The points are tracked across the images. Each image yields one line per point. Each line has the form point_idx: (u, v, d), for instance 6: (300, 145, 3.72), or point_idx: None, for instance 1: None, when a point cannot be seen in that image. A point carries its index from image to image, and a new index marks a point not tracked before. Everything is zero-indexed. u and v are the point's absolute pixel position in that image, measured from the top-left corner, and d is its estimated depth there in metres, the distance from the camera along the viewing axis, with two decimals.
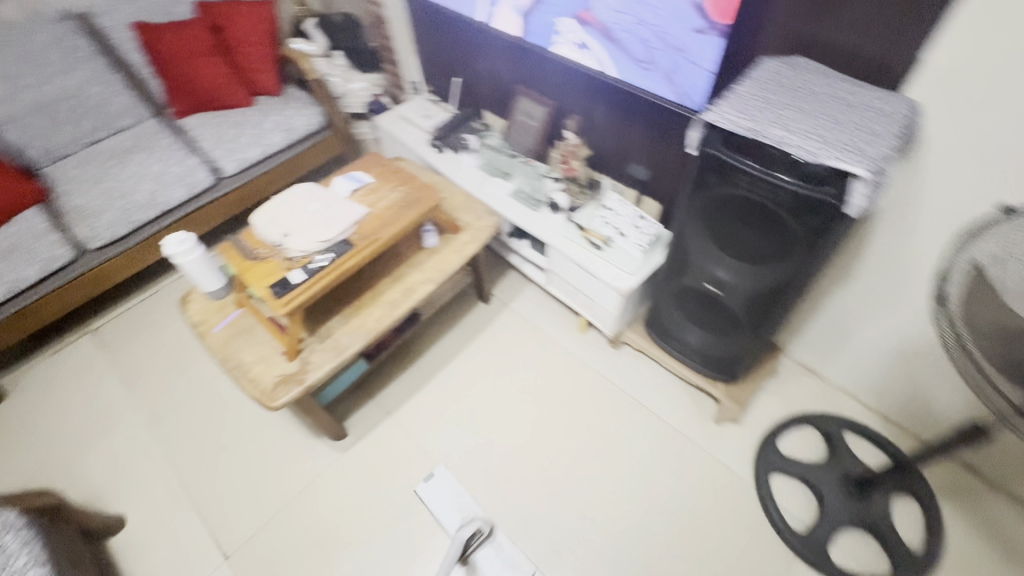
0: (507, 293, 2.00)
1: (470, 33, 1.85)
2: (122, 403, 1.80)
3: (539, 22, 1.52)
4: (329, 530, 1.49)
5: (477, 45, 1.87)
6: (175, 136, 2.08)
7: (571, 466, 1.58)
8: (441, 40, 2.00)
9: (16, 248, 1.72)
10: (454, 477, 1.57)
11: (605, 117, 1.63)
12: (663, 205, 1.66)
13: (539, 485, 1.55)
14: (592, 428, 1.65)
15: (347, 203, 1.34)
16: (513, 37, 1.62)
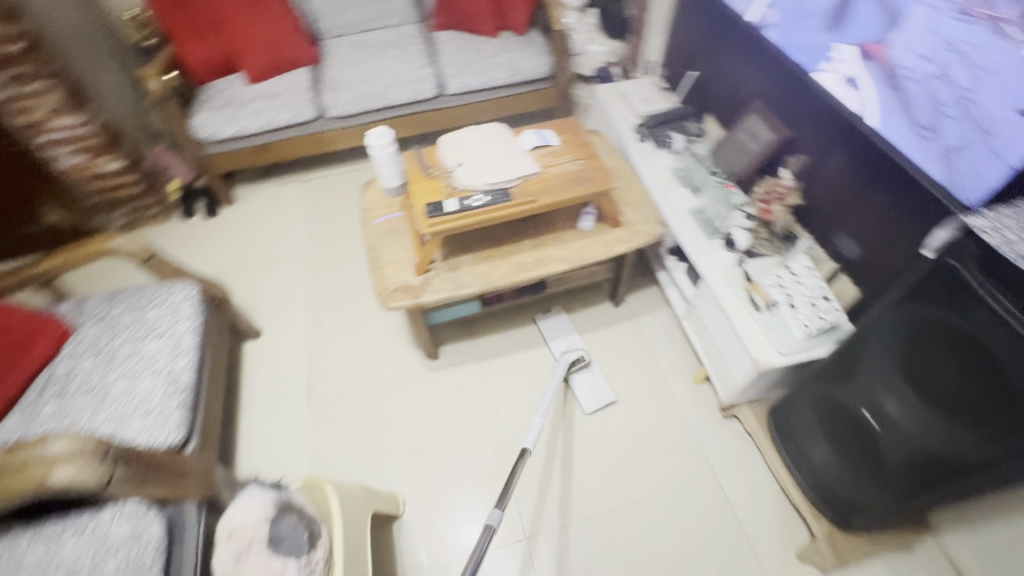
0: (640, 306, 1.88)
1: (729, 30, 1.67)
2: (300, 246, 2.18)
3: (817, 42, 1.32)
4: (387, 427, 1.64)
5: (732, 45, 1.67)
6: (424, 45, 2.31)
7: (615, 503, 1.48)
8: (698, 29, 1.85)
9: (281, 94, 2.11)
10: (504, 447, 1.59)
11: (840, 170, 1.36)
12: (861, 296, 1.36)
13: (574, 501, 1.48)
14: (655, 478, 1.52)
15: (525, 157, 1.35)
16: (779, 49, 1.44)
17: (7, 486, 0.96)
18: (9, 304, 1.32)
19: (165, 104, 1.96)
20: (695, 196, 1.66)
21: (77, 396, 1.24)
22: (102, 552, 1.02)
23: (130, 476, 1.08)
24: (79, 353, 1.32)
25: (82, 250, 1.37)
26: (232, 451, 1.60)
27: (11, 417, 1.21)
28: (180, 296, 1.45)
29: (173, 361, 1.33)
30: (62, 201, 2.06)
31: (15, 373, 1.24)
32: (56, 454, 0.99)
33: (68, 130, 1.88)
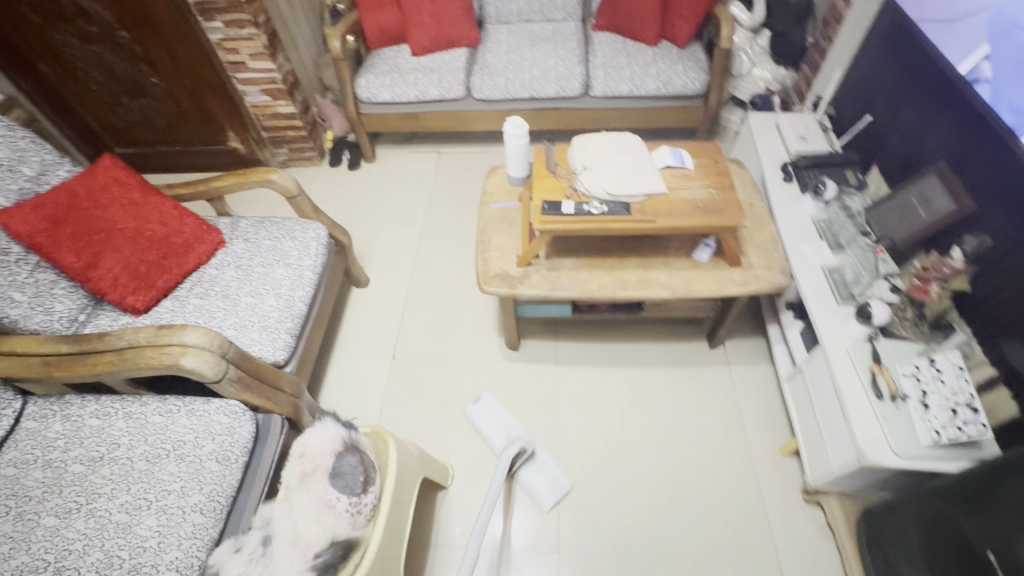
0: (738, 354, 1.74)
1: (921, 77, 1.46)
2: (419, 213, 2.32)
3: None
4: (454, 401, 1.71)
5: (922, 94, 1.46)
6: (581, 43, 2.31)
7: (656, 549, 1.41)
8: (884, 71, 1.64)
9: (438, 70, 2.25)
10: (558, 455, 1.58)
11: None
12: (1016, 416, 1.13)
13: (615, 533, 1.44)
14: (706, 541, 1.42)
15: (654, 174, 1.29)
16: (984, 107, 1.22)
17: (150, 358, 1.16)
18: (186, 207, 1.56)
19: (340, 63, 2.18)
20: (834, 253, 1.50)
21: (216, 299, 1.45)
22: (204, 435, 1.19)
23: (238, 379, 1.24)
24: (226, 263, 1.53)
25: (248, 177, 1.57)
26: (319, 381, 1.77)
27: (166, 301, 1.44)
28: (312, 234, 1.62)
29: (293, 289, 1.49)
30: (240, 133, 2.37)
31: (177, 265, 1.47)
32: (190, 343, 1.17)
33: (261, 73, 2.16)
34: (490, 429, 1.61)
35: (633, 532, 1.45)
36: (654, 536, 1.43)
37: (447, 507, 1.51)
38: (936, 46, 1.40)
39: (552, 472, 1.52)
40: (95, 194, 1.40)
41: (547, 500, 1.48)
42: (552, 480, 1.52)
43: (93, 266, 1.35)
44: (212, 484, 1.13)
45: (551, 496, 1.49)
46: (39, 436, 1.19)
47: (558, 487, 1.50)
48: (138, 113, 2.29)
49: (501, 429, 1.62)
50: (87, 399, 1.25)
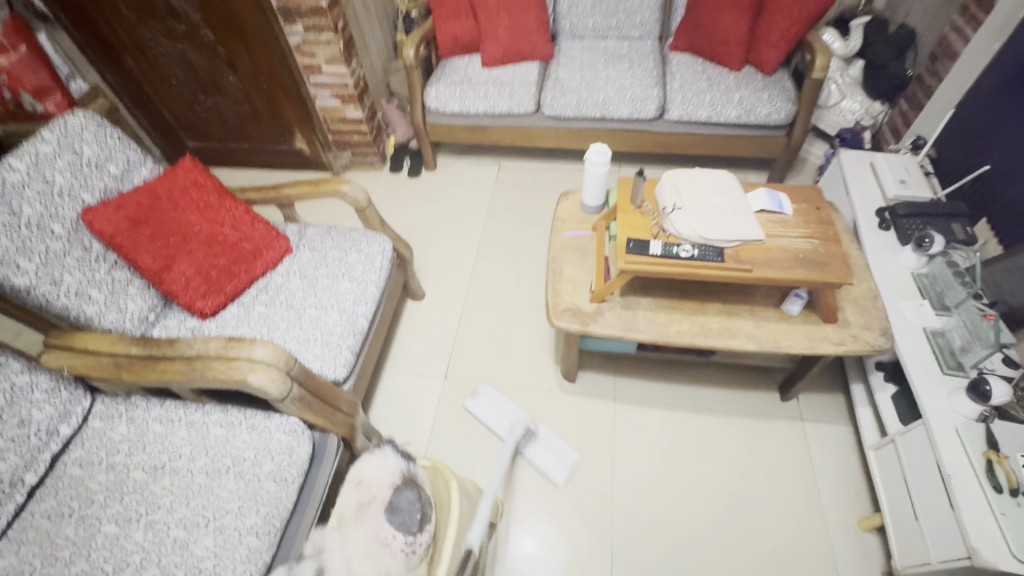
0: (813, 410, 1.62)
1: None
2: (477, 227, 2.28)
3: None
4: (505, 429, 1.65)
5: None
6: (658, 64, 2.22)
7: None
8: (1002, 115, 1.49)
9: (509, 83, 2.20)
10: (613, 499, 1.51)
11: None
12: None
13: None
14: None
15: (751, 219, 1.19)
16: None
17: (218, 371, 1.14)
18: (258, 212, 1.55)
19: (412, 71, 2.16)
20: (938, 314, 1.38)
21: (281, 309, 1.44)
22: (263, 453, 1.17)
23: (300, 397, 1.22)
24: (291, 272, 1.52)
25: (319, 187, 1.55)
26: (370, 395, 1.74)
27: (232, 307, 1.44)
28: (377, 248, 1.59)
29: (356, 305, 1.46)
30: (307, 135, 2.38)
31: (245, 272, 1.46)
32: (258, 358, 1.15)
33: (334, 77, 2.16)
34: (492, 419, 1.65)
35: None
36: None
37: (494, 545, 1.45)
38: None
39: (561, 449, 1.57)
40: (174, 195, 1.41)
41: (557, 474, 1.53)
42: (559, 455, 1.57)
43: (167, 268, 1.35)
44: (268, 505, 1.11)
45: (561, 470, 1.54)
46: (104, 437, 1.19)
47: (567, 462, 1.55)
48: (212, 110, 2.34)
49: (501, 415, 1.66)
50: (152, 403, 1.25)
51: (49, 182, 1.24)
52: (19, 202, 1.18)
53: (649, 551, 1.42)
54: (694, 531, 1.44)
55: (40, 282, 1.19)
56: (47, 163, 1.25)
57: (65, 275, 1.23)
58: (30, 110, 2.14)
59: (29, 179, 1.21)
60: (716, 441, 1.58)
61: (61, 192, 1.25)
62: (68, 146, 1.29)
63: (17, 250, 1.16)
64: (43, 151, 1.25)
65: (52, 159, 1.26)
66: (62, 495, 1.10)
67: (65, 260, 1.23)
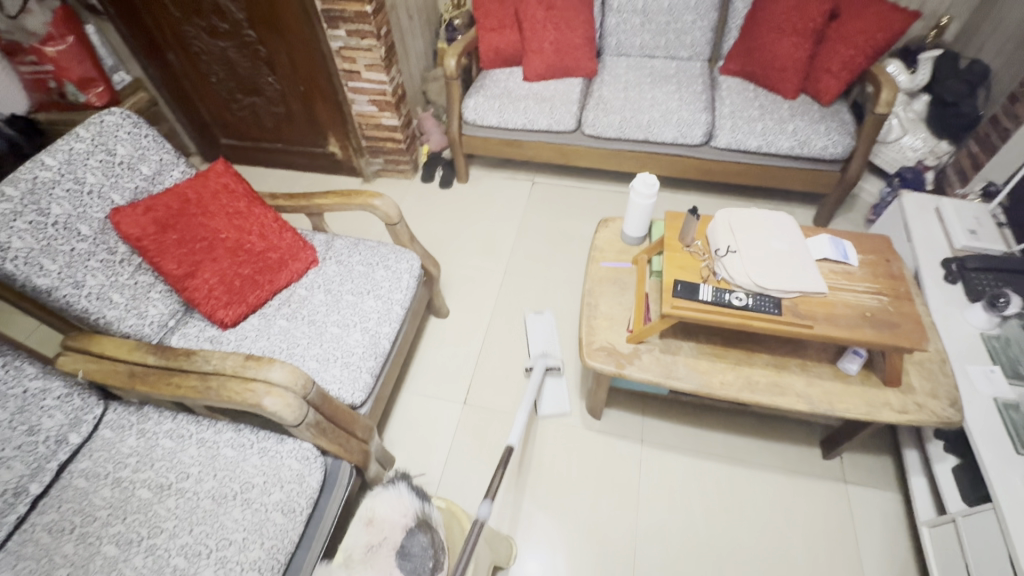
0: (858, 472, 1.49)
1: None
2: (506, 244, 2.21)
3: None
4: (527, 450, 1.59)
5: None
6: (707, 88, 2.13)
7: None
8: None
9: (550, 99, 2.13)
10: (634, 551, 1.40)
11: None
12: None
13: None
14: None
15: (813, 268, 1.10)
16: None
17: (233, 392, 1.09)
18: (287, 221, 1.51)
19: (452, 81, 2.11)
20: (1010, 384, 1.24)
21: (302, 324, 1.39)
22: (273, 480, 1.11)
23: (315, 423, 1.16)
24: (315, 285, 1.47)
25: (350, 200, 1.50)
26: (386, 414, 1.68)
27: (253, 318, 1.39)
28: (405, 265, 1.53)
29: (380, 325, 1.40)
30: (341, 139, 2.34)
31: (269, 282, 1.42)
32: (275, 381, 1.10)
33: (373, 84, 2.12)
34: (535, 340, 1.78)
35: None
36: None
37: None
38: None
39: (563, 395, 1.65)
40: (204, 199, 1.37)
41: (547, 409, 1.63)
42: (560, 401, 1.64)
43: (191, 275, 1.31)
44: (274, 539, 1.04)
45: (553, 408, 1.63)
46: (113, 448, 1.15)
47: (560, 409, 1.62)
48: (249, 109, 2.32)
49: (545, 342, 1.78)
50: (164, 416, 1.20)
51: (80, 181, 1.21)
52: (48, 201, 1.15)
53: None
54: None
55: (62, 284, 1.15)
56: (80, 161, 1.22)
57: (87, 278, 1.20)
58: (74, 100, 2.18)
59: (60, 177, 1.18)
60: (749, 497, 1.47)
61: (91, 191, 1.23)
62: (102, 145, 1.27)
63: (42, 250, 1.13)
64: (77, 149, 1.23)
65: (85, 157, 1.23)
66: (64, 509, 1.06)
67: (89, 261, 1.20)
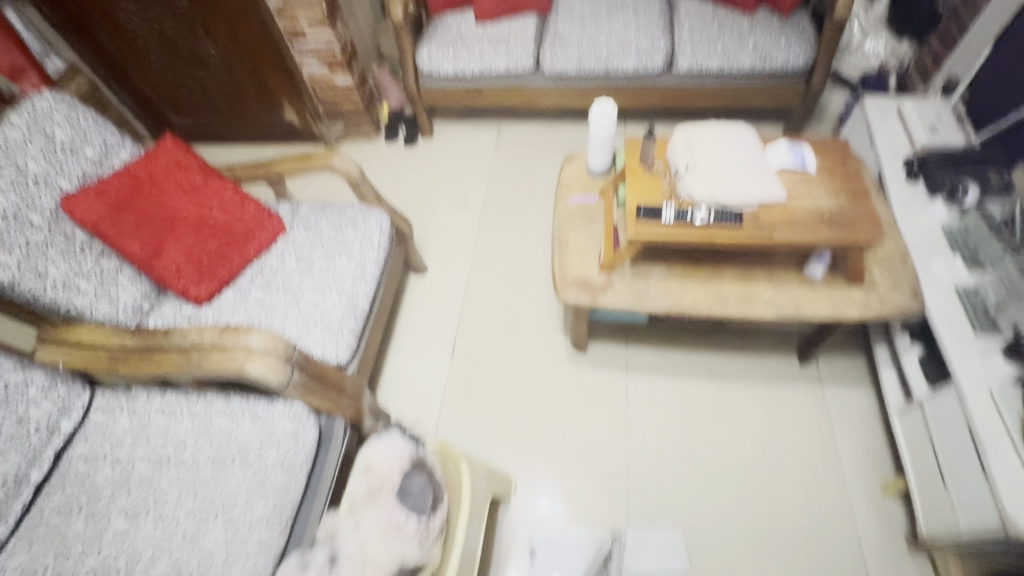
0: (833, 374, 1.57)
1: None
2: (478, 196, 2.18)
3: None
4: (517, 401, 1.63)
5: None
6: (665, 10, 2.05)
7: (771, 528, 1.37)
8: None
9: (505, 40, 2.05)
10: (664, 449, 1.51)
11: None
12: None
13: (738, 523, 1.38)
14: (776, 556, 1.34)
15: (771, 178, 1.11)
16: None
17: (214, 362, 1.10)
18: (247, 191, 1.48)
19: (401, 32, 2.00)
20: (970, 271, 1.28)
21: (277, 292, 1.38)
22: (268, 442, 1.14)
23: (302, 384, 1.17)
24: (286, 252, 1.46)
25: (310, 163, 1.47)
26: (377, 374, 1.71)
27: (228, 293, 1.38)
28: (374, 224, 1.52)
29: (356, 285, 1.40)
30: (296, 107, 2.27)
31: (238, 255, 1.40)
32: (254, 347, 1.11)
33: (319, 43, 2.03)
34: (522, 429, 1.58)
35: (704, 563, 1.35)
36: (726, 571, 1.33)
37: (509, 547, 1.41)
38: None
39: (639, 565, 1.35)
40: (157, 177, 1.35)
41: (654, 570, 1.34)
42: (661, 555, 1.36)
43: (156, 255, 1.31)
44: (277, 495, 1.09)
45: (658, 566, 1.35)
46: (107, 431, 1.17)
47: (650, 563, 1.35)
48: (195, 84, 2.23)
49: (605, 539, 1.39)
50: (152, 395, 1.22)
51: (22, 169, 1.18)
52: None
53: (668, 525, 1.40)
54: (713, 501, 1.42)
55: (24, 276, 1.12)
56: (18, 149, 1.18)
57: (50, 268, 1.17)
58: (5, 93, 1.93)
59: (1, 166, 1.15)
60: (731, 409, 1.55)
61: (36, 180, 1.20)
62: (39, 130, 1.22)
63: None
64: (11, 136, 1.18)
65: (23, 145, 1.19)
66: (69, 492, 1.10)
67: (48, 252, 1.18)
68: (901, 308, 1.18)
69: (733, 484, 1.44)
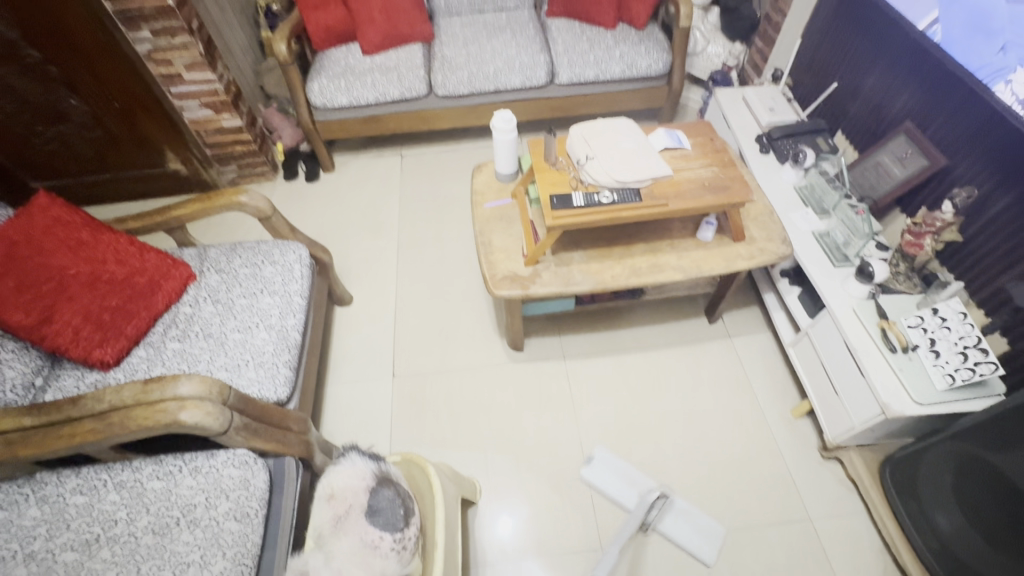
0: (736, 327, 1.79)
1: (865, 41, 1.56)
2: (392, 221, 2.20)
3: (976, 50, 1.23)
4: (468, 408, 1.65)
5: (864, 59, 1.57)
6: (539, 31, 2.25)
7: (716, 470, 1.51)
8: (823, 40, 1.75)
9: (395, 68, 2.12)
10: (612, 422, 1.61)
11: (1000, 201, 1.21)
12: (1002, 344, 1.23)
13: (690, 472, 1.51)
14: (726, 493, 1.48)
15: (657, 158, 1.28)
16: (934, 54, 1.31)
17: (142, 419, 1.01)
18: (144, 240, 1.38)
19: (289, 68, 1.99)
20: (820, 219, 1.55)
21: (198, 340, 1.30)
22: (215, 493, 1.06)
23: (245, 425, 1.11)
24: (200, 298, 1.38)
25: (214, 203, 1.41)
26: (318, 411, 1.65)
27: (139, 350, 1.27)
28: (293, 256, 1.48)
29: (285, 318, 1.36)
30: (181, 154, 2.15)
31: (146, 308, 1.30)
32: (186, 395, 1.03)
33: (200, 84, 1.96)
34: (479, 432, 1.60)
35: (679, 508, 1.43)
36: (694, 513, 1.42)
37: (483, 549, 1.41)
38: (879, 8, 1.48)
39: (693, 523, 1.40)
40: (36, 238, 1.23)
41: (697, 549, 1.37)
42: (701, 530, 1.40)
43: (46, 322, 1.18)
44: (235, 546, 1.02)
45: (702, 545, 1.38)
46: (12, 527, 1.02)
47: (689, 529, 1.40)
48: (54, 142, 2.01)
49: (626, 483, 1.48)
50: (65, 476, 1.08)
51: None
52: None
53: (634, 487, 1.47)
54: (662, 458, 1.54)
55: None
56: None
57: None
58: None
59: None
60: (662, 373, 1.70)
61: None
62: None
63: None
64: None
65: None
66: None
67: None
68: (777, 254, 1.40)
69: (678, 439, 1.57)
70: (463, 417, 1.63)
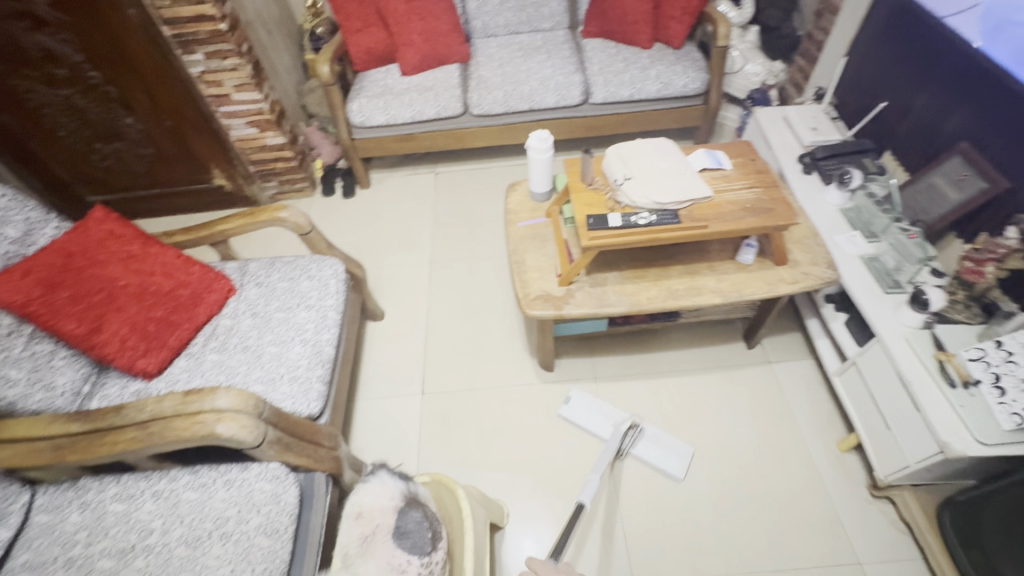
0: (777, 352, 1.72)
1: (916, 60, 1.50)
2: (425, 236, 2.22)
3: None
4: (497, 426, 1.63)
5: (915, 78, 1.51)
6: (574, 51, 2.26)
7: (755, 502, 1.45)
8: (870, 60, 1.70)
9: (432, 88, 2.17)
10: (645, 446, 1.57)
11: None
12: None
13: (726, 504, 1.45)
14: (766, 529, 1.40)
15: (697, 179, 1.25)
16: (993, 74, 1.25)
17: (180, 430, 1.03)
18: (190, 254, 1.43)
19: (330, 88, 2.06)
20: (868, 243, 1.48)
21: (236, 352, 1.33)
22: (247, 507, 1.07)
23: (277, 439, 1.12)
24: (239, 311, 1.41)
25: (256, 218, 1.45)
26: (349, 425, 1.66)
27: (180, 360, 1.31)
28: (328, 271, 1.50)
29: (319, 333, 1.38)
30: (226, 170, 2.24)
31: (188, 320, 1.34)
32: (223, 408, 1.04)
33: (248, 104, 2.04)
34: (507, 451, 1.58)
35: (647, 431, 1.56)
36: (660, 434, 1.55)
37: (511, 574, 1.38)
38: (932, 27, 1.43)
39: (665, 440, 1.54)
40: (90, 250, 1.28)
41: (675, 468, 1.49)
42: (672, 450, 1.52)
43: (96, 331, 1.22)
44: (264, 562, 1.01)
45: (677, 463, 1.50)
46: (55, 531, 1.05)
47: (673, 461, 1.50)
48: (112, 158, 2.13)
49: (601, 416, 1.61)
50: (106, 483, 1.11)
51: None
52: None
53: (610, 419, 1.59)
54: (697, 485, 1.48)
55: None
56: None
57: None
58: None
59: None
60: (697, 397, 1.65)
61: None
62: None
63: None
64: None
65: None
66: None
67: None
68: (823, 279, 1.34)
69: (713, 467, 1.51)
70: (491, 436, 1.61)
